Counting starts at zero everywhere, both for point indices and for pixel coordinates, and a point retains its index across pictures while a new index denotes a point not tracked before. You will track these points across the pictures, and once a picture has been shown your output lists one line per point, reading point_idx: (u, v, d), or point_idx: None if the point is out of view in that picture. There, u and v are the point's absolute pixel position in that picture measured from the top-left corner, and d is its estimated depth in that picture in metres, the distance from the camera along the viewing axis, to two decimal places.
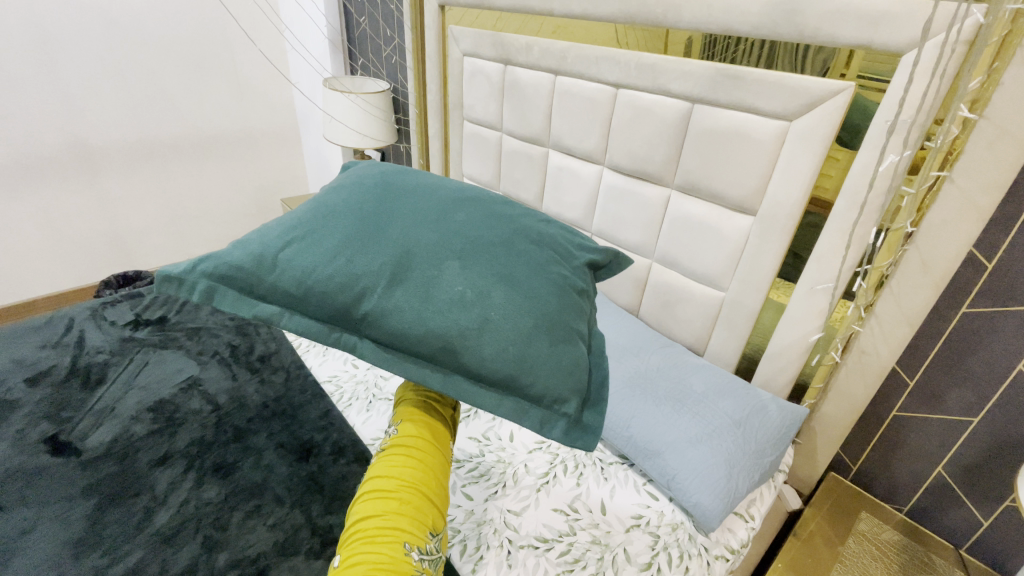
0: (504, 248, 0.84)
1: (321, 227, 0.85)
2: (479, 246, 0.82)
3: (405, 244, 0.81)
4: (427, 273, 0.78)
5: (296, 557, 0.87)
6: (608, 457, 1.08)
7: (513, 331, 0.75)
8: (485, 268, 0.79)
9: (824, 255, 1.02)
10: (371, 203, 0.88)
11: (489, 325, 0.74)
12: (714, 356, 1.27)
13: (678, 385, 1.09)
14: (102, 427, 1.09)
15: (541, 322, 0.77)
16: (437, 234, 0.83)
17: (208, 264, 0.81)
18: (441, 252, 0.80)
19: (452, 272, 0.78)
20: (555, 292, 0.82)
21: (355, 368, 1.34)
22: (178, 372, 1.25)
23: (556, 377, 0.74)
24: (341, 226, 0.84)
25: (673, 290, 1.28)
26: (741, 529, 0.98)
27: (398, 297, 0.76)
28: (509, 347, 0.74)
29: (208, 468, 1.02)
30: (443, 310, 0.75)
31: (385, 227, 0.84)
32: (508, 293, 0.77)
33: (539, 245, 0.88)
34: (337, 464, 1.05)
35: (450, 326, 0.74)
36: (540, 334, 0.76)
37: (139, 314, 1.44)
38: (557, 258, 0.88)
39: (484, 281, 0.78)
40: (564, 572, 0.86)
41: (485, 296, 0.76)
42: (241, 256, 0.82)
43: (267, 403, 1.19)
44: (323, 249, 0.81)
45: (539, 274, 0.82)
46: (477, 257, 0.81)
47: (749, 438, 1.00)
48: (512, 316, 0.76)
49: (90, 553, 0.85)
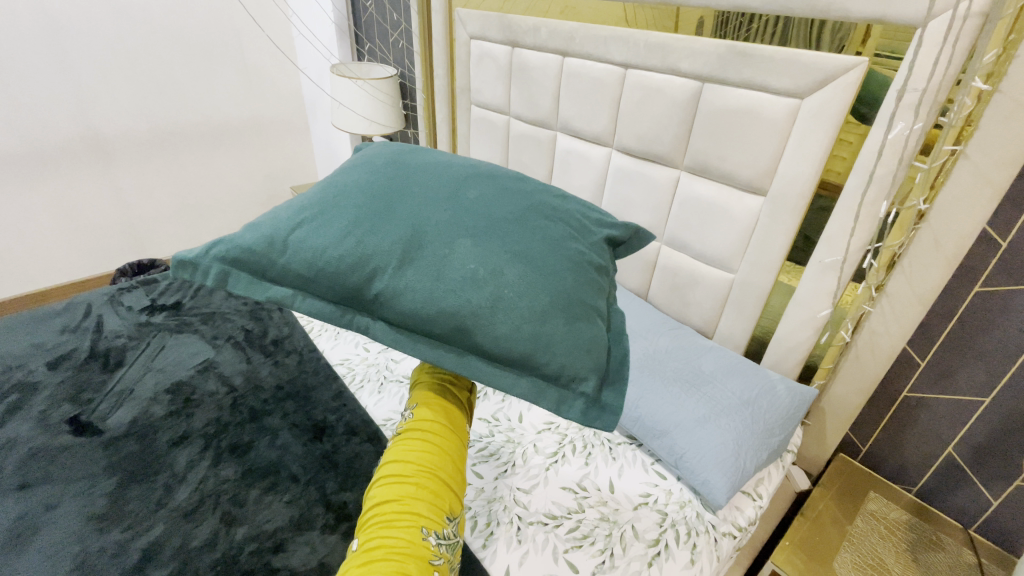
0: (519, 224, 0.84)
1: (333, 207, 0.85)
2: (494, 222, 0.83)
3: (418, 221, 0.81)
4: (438, 251, 0.78)
5: (312, 532, 0.89)
6: (616, 438, 1.09)
7: (527, 309, 0.75)
8: (500, 245, 0.80)
9: (834, 235, 1.01)
10: (380, 183, 0.89)
11: (501, 304, 0.75)
12: (724, 337, 1.27)
13: (687, 366, 1.09)
14: (121, 408, 1.12)
15: (557, 301, 0.77)
16: (450, 212, 0.83)
17: (221, 248, 0.82)
18: (454, 230, 0.81)
19: (464, 249, 0.78)
20: (572, 268, 0.82)
21: (367, 352, 1.35)
22: (193, 356, 1.28)
23: (573, 356, 0.74)
24: (351, 206, 0.85)
25: (682, 272, 1.27)
26: (748, 508, 0.96)
27: (409, 277, 0.77)
28: (524, 326, 0.74)
29: (225, 447, 1.04)
30: (455, 288, 0.75)
31: (397, 205, 0.84)
32: (521, 270, 0.78)
33: (556, 222, 0.88)
34: (350, 443, 1.07)
35: (463, 305, 0.74)
36: (556, 312, 0.76)
37: (154, 300, 1.48)
38: (573, 233, 0.89)
39: (497, 259, 0.78)
40: (574, 548, 0.88)
41: (498, 273, 0.77)
42: (252, 239, 0.82)
43: (281, 384, 1.22)
44: (334, 229, 0.82)
45: (555, 250, 0.83)
46: (491, 234, 0.81)
47: (757, 417, 1.00)
48: (526, 293, 0.76)
49: (113, 528, 0.87)
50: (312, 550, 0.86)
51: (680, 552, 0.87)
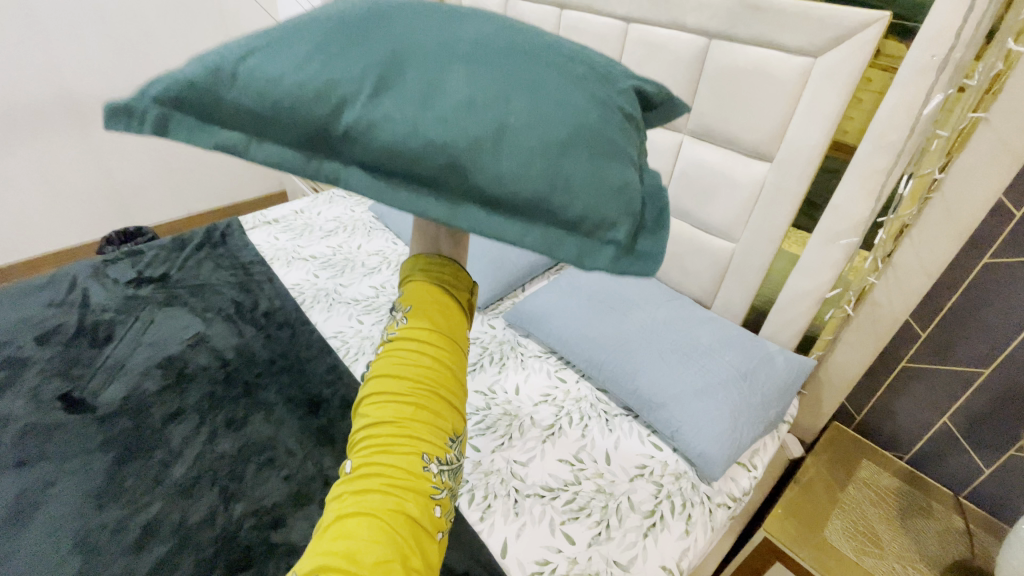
0: (515, 68, 0.49)
1: (293, 25, 0.53)
2: (479, 27, 0.53)
3: (361, 26, 0.51)
4: (425, 72, 0.48)
5: (310, 506, 0.89)
6: (613, 409, 1.08)
7: (543, 140, 0.47)
8: (490, 54, 0.50)
9: (842, 204, 0.97)
10: (336, 9, 0.54)
11: (510, 134, 0.46)
12: (723, 308, 1.25)
13: (684, 339, 1.07)
14: (113, 384, 1.10)
15: (573, 135, 0.48)
16: (398, 20, 0.51)
17: (158, 83, 0.48)
18: (454, 45, 0.50)
19: (461, 72, 0.48)
20: (593, 103, 0.51)
21: (361, 325, 1.32)
22: (184, 330, 1.26)
23: (599, 193, 0.47)
24: (298, 28, 0.52)
25: (683, 241, 1.24)
26: (743, 478, 0.97)
27: (389, 104, 0.46)
28: (535, 160, 0.46)
29: (220, 422, 1.04)
30: (448, 115, 0.46)
31: (378, 16, 0.53)
32: (528, 94, 0.48)
33: (571, 57, 0.54)
34: (346, 417, 1.06)
35: (455, 136, 0.45)
36: (570, 144, 0.47)
37: (141, 272, 1.44)
38: (588, 60, 0.55)
39: (500, 82, 0.48)
40: (570, 520, 0.89)
41: (498, 90, 0.48)
42: (191, 68, 0.49)
43: (275, 358, 1.20)
44: (290, 47, 0.50)
45: (573, 82, 0.51)
46: (490, 54, 0.50)
47: (755, 389, 1.00)
48: (540, 125, 0.47)
49: (113, 504, 0.87)
50: (312, 524, 0.86)
51: (675, 523, 0.88)
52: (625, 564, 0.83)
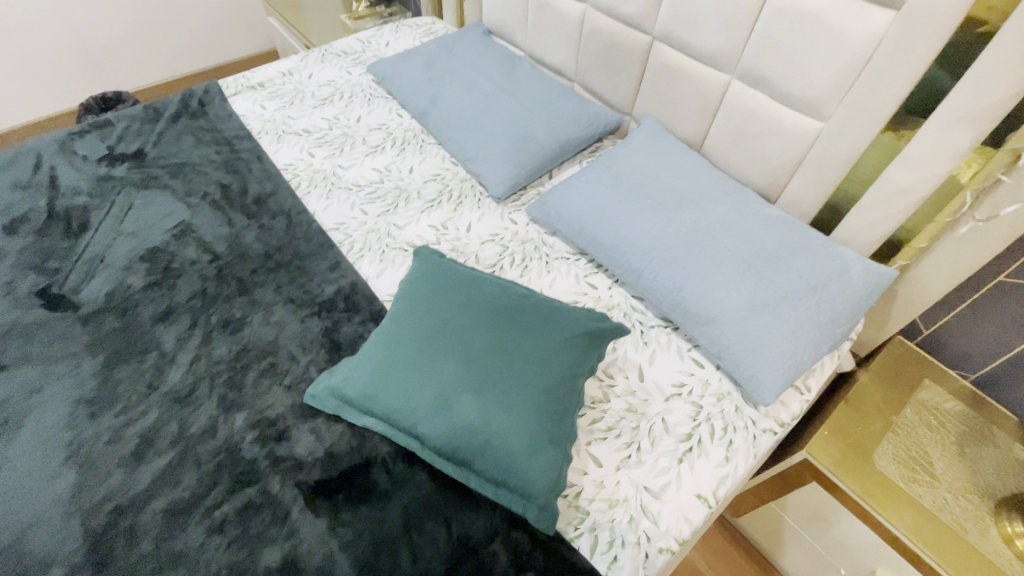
0: (506, 314, 0.84)
1: (380, 342, 0.83)
2: (470, 413, 0.74)
3: (431, 368, 0.78)
4: (446, 416, 0.75)
5: (317, 419, 0.82)
6: (649, 320, 0.95)
7: (508, 454, 0.72)
8: (520, 368, 0.78)
9: (991, 69, 0.71)
10: (402, 300, 0.88)
11: (490, 448, 0.72)
12: (791, 203, 1.05)
13: (745, 244, 0.90)
14: (95, 279, 1.00)
15: (529, 445, 0.72)
16: (477, 370, 0.77)
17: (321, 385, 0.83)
18: (461, 377, 0.77)
19: (469, 400, 0.75)
20: (547, 404, 0.75)
21: (364, 215, 1.16)
22: (167, 218, 1.12)
23: (537, 475, 0.71)
24: (389, 331, 0.84)
25: (754, 118, 1.01)
26: (794, 402, 0.86)
27: (434, 426, 0.74)
28: (504, 473, 0.72)
29: (214, 324, 0.94)
30: (453, 436, 0.74)
31: (436, 336, 0.81)
32: (528, 367, 0.78)
33: (557, 364, 0.79)
34: (352, 322, 0.96)
35: (461, 446, 0.73)
36: (533, 449, 0.72)
37: (113, 149, 1.26)
38: (551, 349, 0.80)
39: (492, 408, 0.74)
40: (597, 441, 0.81)
41: (532, 412, 0.74)
42: (336, 382, 0.82)
43: (270, 252, 1.07)
44: (373, 385, 0.79)
45: (543, 376, 0.77)
46: (492, 386, 0.76)
47: (822, 307, 0.85)
48: (507, 437, 0.73)
49: (106, 412, 0.81)
50: (318, 439, 0.79)
51: (713, 450, 0.80)
52: (656, 492, 0.76)
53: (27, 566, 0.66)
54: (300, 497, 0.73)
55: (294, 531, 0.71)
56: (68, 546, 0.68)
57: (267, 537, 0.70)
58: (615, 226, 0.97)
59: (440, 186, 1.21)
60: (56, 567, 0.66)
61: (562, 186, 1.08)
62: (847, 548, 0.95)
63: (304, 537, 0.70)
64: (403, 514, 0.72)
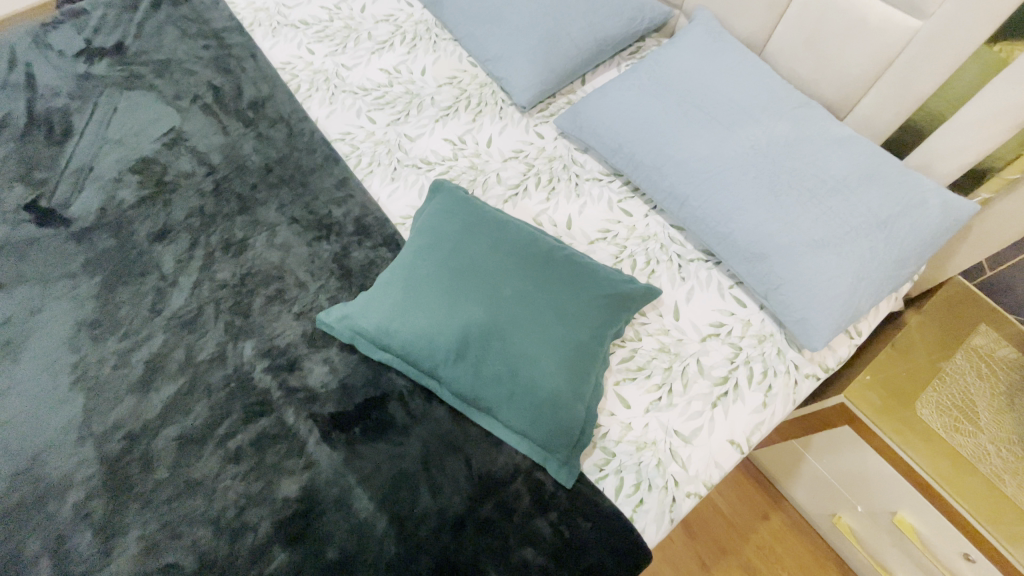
0: (533, 260, 0.76)
1: (404, 276, 0.77)
2: (499, 360, 0.69)
3: (454, 309, 0.72)
4: (473, 363, 0.70)
5: (330, 349, 0.77)
6: (688, 253, 0.87)
7: (534, 409, 0.68)
8: (549, 317, 0.71)
9: None
10: (426, 233, 0.81)
11: (518, 399, 0.68)
12: (861, 122, 0.91)
13: (810, 169, 0.80)
14: (84, 192, 0.92)
15: (557, 400, 0.68)
16: (504, 316, 0.71)
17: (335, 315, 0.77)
18: (490, 321, 0.71)
19: (497, 348, 0.70)
20: (582, 362, 0.70)
21: (372, 124, 1.04)
22: (156, 125, 1.01)
23: (562, 432, 0.67)
24: (413, 267, 0.77)
25: (835, 15, 0.85)
26: (842, 347, 0.80)
27: (459, 374, 0.70)
28: (528, 427, 0.68)
29: (216, 245, 0.87)
30: (479, 384, 0.70)
31: (462, 276, 0.75)
32: (558, 319, 0.71)
33: (590, 318, 0.72)
34: (362, 247, 0.88)
35: (486, 396, 0.69)
36: (559, 407, 0.68)
37: (90, 41, 1.11)
38: (589, 298, 0.73)
39: (521, 359, 0.69)
40: (625, 381, 0.76)
41: (562, 364, 0.69)
42: (351, 315, 0.76)
43: (271, 166, 0.97)
44: (397, 322, 0.73)
45: (576, 328, 0.71)
46: (521, 332, 0.70)
47: (890, 245, 0.75)
48: (536, 390, 0.68)
49: (110, 336, 0.77)
50: (331, 370, 0.75)
51: (751, 394, 0.75)
52: (687, 436, 0.72)
53: (45, 489, 0.65)
54: (316, 429, 0.70)
55: (311, 463, 0.68)
56: (84, 471, 0.66)
57: (284, 468, 0.68)
58: (661, 143, 0.86)
59: (456, 91, 1.07)
60: (74, 491, 0.65)
61: (600, 93, 0.95)
62: (870, 483, 0.90)
63: (322, 469, 0.68)
64: (423, 450, 0.69)
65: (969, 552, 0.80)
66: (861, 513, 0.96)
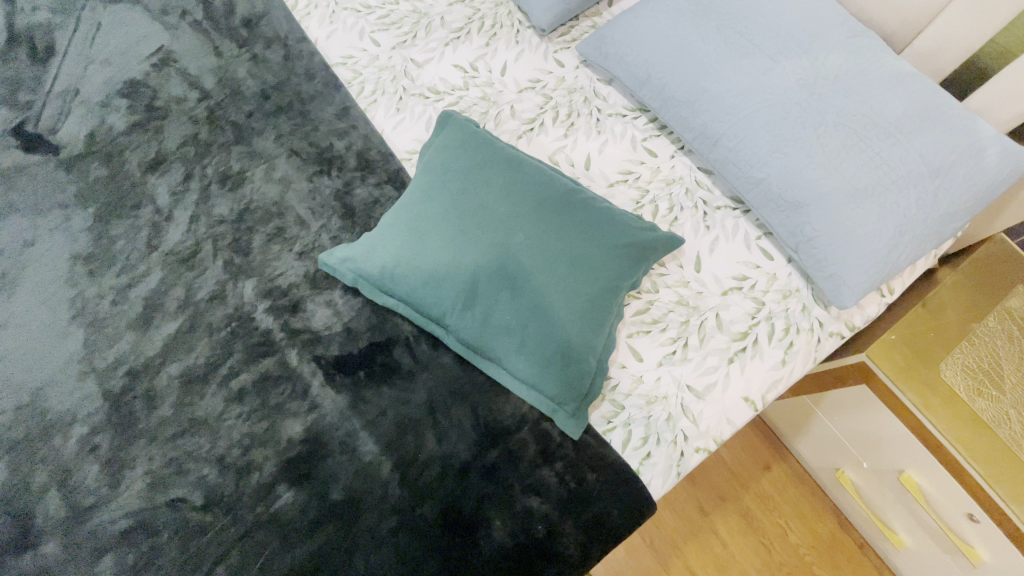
0: (548, 203, 0.70)
1: (411, 217, 0.72)
2: (508, 309, 0.66)
3: (462, 253, 0.68)
4: (481, 311, 0.67)
5: (333, 292, 0.75)
6: (715, 201, 0.81)
7: (543, 361, 0.66)
8: (564, 267, 0.67)
9: None
10: (435, 171, 0.75)
11: (528, 349, 0.66)
12: (920, 56, 0.81)
13: (861, 109, 0.72)
14: (71, 117, 0.86)
15: (568, 351, 0.65)
16: (516, 262, 0.67)
17: (339, 256, 0.73)
18: (501, 268, 0.67)
19: (507, 297, 0.66)
20: (596, 313, 0.66)
21: (375, 47, 0.95)
22: (144, 43, 0.93)
23: (571, 385, 0.65)
24: (421, 207, 0.73)
25: None
26: (872, 305, 0.77)
27: (467, 321, 0.67)
28: (536, 378, 0.66)
29: (212, 177, 0.82)
30: (487, 332, 0.67)
31: (472, 219, 0.70)
32: (573, 269, 0.67)
33: (607, 267, 0.68)
34: (366, 183, 0.83)
35: (494, 345, 0.67)
36: (569, 360, 0.65)
37: None
38: (606, 247, 0.68)
39: (533, 307, 0.66)
40: (639, 333, 0.73)
41: (575, 315, 0.65)
42: (356, 256, 0.72)
43: (267, 92, 0.90)
44: (403, 265, 0.69)
45: (591, 278, 0.67)
46: (533, 280, 0.66)
47: (941, 197, 0.69)
48: (546, 341, 0.65)
49: (106, 271, 0.75)
50: (335, 313, 0.73)
51: (770, 352, 0.72)
52: (700, 392, 0.70)
53: (51, 423, 0.65)
54: (320, 372, 0.69)
55: (315, 406, 0.67)
56: (88, 406, 0.66)
57: (288, 410, 0.67)
58: (695, 75, 0.78)
59: (469, 11, 0.97)
60: (79, 426, 0.65)
61: (629, 16, 0.85)
62: (879, 443, 0.86)
63: (326, 412, 0.66)
64: (428, 396, 0.68)
65: (974, 513, 0.75)
66: (866, 469, 0.92)
